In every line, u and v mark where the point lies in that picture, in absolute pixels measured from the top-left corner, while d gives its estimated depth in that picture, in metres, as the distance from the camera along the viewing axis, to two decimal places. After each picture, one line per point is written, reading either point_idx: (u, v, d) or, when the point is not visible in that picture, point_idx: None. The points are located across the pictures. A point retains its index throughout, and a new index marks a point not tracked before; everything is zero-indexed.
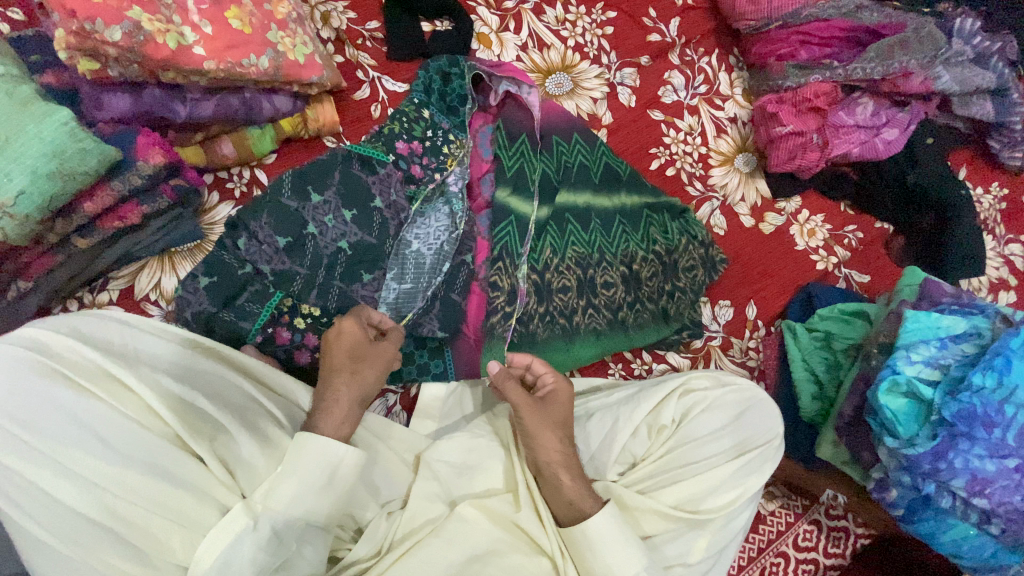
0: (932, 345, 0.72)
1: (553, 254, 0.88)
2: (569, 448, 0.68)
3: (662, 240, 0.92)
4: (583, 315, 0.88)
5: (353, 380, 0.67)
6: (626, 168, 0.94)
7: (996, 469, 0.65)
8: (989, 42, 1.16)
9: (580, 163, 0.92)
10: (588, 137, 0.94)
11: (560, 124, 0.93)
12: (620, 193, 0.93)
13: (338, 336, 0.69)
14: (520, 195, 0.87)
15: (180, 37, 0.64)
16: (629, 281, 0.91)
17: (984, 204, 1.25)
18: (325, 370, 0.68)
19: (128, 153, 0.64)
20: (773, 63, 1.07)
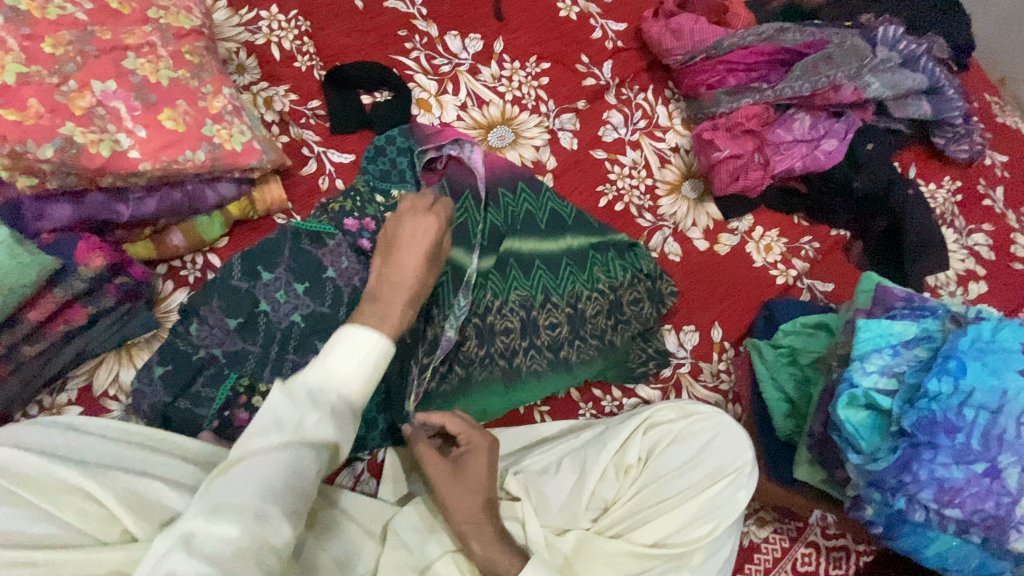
0: (885, 353, 0.72)
1: (495, 298, 0.89)
2: (483, 517, 0.65)
3: (605, 278, 0.94)
4: (525, 357, 0.88)
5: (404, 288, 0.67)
6: (568, 212, 0.97)
7: (964, 477, 0.63)
8: (914, 45, 1.20)
9: (526, 213, 0.95)
10: (532, 185, 0.98)
11: (501, 177, 0.97)
12: (567, 235, 0.95)
13: (417, 231, 0.71)
14: (461, 243, 0.89)
15: (115, 144, 0.68)
16: (575, 321, 0.91)
17: (939, 199, 1.25)
18: (400, 246, 0.70)
19: (68, 258, 0.66)
20: (704, 93, 1.11)
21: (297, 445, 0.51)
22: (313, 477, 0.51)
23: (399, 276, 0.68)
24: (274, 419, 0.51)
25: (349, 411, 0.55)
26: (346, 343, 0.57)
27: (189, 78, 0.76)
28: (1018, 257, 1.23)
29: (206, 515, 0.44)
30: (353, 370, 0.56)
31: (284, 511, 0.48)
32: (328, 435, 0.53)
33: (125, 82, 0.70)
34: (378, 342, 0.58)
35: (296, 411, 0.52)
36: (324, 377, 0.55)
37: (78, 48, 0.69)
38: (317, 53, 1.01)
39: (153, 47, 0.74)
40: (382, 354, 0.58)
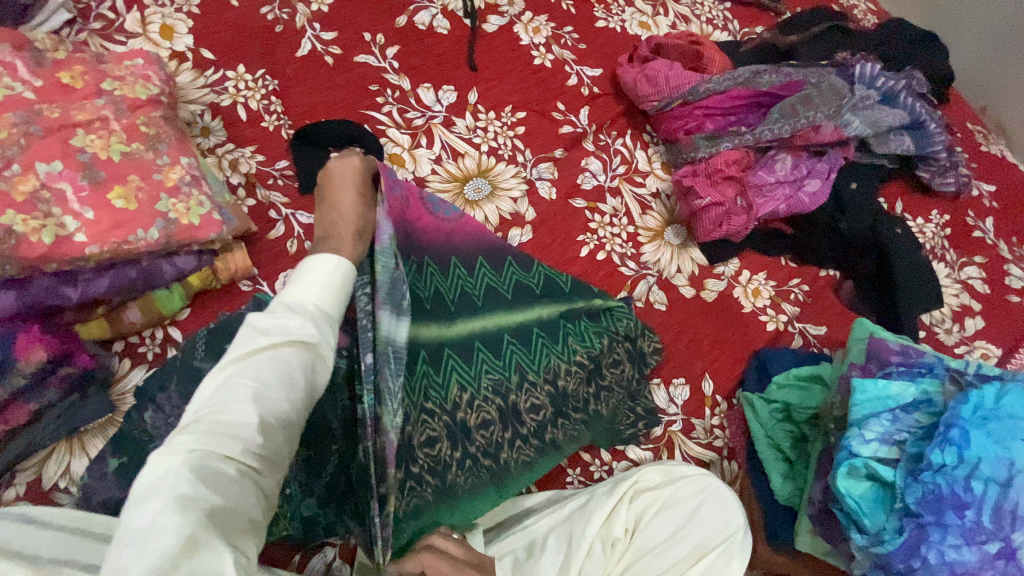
0: (883, 419, 0.67)
1: (462, 391, 0.77)
2: None
3: (582, 349, 0.87)
4: (511, 450, 0.81)
5: (352, 225, 0.58)
6: (540, 280, 0.87)
7: (977, 559, 0.58)
8: (893, 81, 1.18)
9: (487, 288, 0.81)
10: (495, 259, 0.84)
11: (461, 244, 0.79)
12: (538, 307, 0.86)
13: (346, 171, 0.61)
14: (416, 327, 0.69)
15: (60, 228, 0.64)
16: (556, 399, 0.85)
17: (928, 233, 1.22)
18: (333, 196, 0.59)
19: (7, 352, 0.63)
20: (682, 138, 1.10)
21: (285, 345, 0.45)
22: (308, 378, 0.45)
23: (343, 216, 0.58)
24: (256, 328, 0.45)
25: (331, 316, 0.49)
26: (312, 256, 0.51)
27: (144, 151, 0.72)
28: (1013, 290, 1.20)
29: (217, 431, 0.39)
30: (329, 278, 0.50)
31: (280, 420, 0.42)
32: (313, 337, 0.46)
33: (72, 161, 0.67)
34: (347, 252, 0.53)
35: (274, 321, 0.46)
36: (298, 290, 0.49)
37: (22, 129, 0.66)
38: (285, 111, 0.99)
39: (105, 121, 0.71)
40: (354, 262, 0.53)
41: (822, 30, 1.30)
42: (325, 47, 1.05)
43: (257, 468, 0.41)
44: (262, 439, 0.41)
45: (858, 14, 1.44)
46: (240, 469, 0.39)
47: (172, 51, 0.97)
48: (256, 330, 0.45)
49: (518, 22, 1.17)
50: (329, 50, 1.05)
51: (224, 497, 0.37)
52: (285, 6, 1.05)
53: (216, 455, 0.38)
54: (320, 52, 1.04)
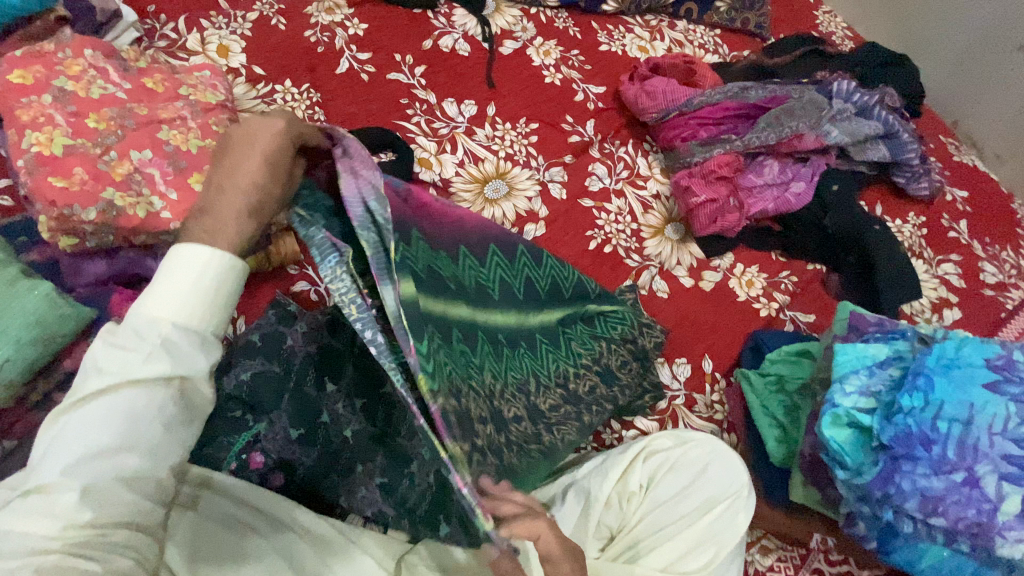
0: (862, 373, 0.77)
1: (495, 381, 0.71)
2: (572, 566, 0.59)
3: (586, 352, 0.89)
4: (556, 432, 0.84)
5: (247, 191, 0.50)
6: (543, 281, 0.82)
7: (944, 486, 0.67)
8: (869, 96, 1.31)
9: (501, 282, 0.75)
10: (510, 252, 0.77)
11: (470, 231, 0.71)
12: (539, 308, 0.82)
13: (249, 133, 0.51)
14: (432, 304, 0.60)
15: (150, 206, 0.74)
16: (570, 400, 0.86)
17: (907, 233, 1.33)
18: (227, 163, 0.50)
19: (104, 311, 0.71)
20: (679, 145, 1.23)
21: (125, 390, 0.45)
22: (156, 422, 0.45)
23: (238, 177, 0.50)
24: (98, 367, 0.45)
25: (192, 339, 0.47)
26: (168, 265, 0.47)
27: (216, 146, 0.82)
28: (986, 284, 1.30)
29: (42, 502, 0.42)
30: (183, 294, 0.47)
31: (124, 470, 0.44)
32: (160, 378, 0.45)
33: (159, 151, 0.78)
34: (204, 258, 0.47)
35: (120, 358, 0.45)
36: (151, 308, 0.47)
37: (118, 123, 0.77)
38: (327, 120, 1.12)
39: (183, 119, 0.82)
40: (221, 268, 0.48)
41: (803, 54, 1.44)
42: (361, 65, 1.18)
43: (96, 528, 0.43)
44: (93, 495, 0.43)
45: (835, 40, 1.59)
46: (73, 536, 0.42)
47: (229, 67, 1.10)
48: (102, 365, 0.45)
49: (530, 45, 1.31)
50: (364, 68, 1.18)
51: (54, 565, 0.41)
52: (326, 30, 1.19)
53: (41, 525, 0.42)
54: (357, 70, 1.18)
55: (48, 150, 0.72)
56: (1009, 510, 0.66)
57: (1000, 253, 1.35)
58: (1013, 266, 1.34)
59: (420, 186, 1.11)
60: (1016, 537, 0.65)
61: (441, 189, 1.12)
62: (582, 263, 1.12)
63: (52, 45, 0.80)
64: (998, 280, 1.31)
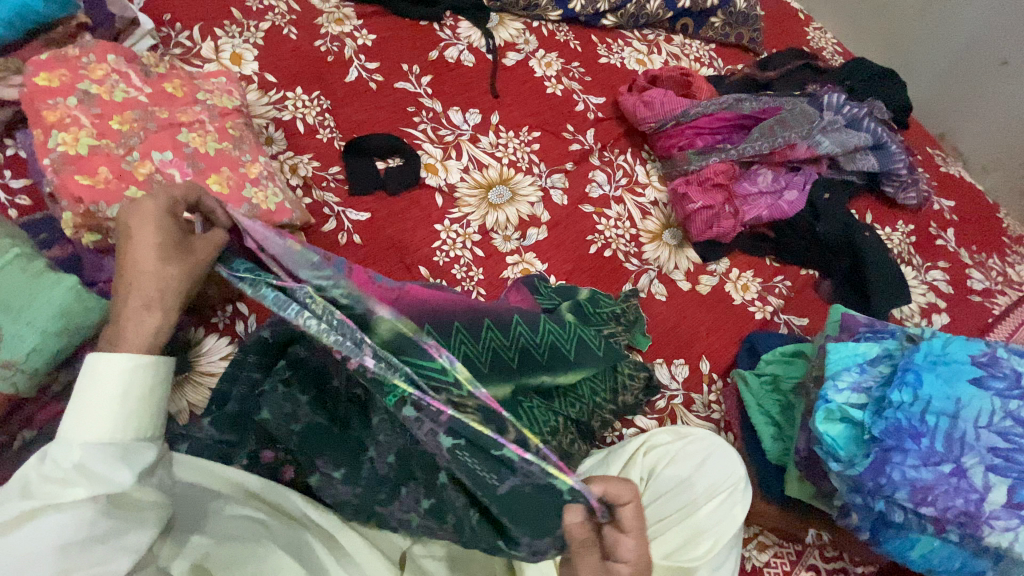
0: (853, 371, 0.80)
1: None
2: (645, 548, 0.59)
3: (551, 418, 0.85)
4: None
5: (146, 275, 0.59)
6: (541, 350, 0.85)
7: (933, 476, 0.70)
8: (857, 109, 1.36)
9: (491, 352, 0.81)
10: (501, 321, 0.83)
11: (435, 310, 0.77)
12: (542, 373, 0.85)
13: (139, 228, 0.60)
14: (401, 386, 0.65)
15: None
16: None
17: (896, 240, 1.37)
18: (129, 260, 0.59)
19: None
20: (676, 154, 1.27)
21: (48, 513, 0.49)
22: (89, 539, 0.50)
23: (136, 267, 0.59)
24: (24, 493, 0.50)
25: (110, 451, 0.54)
26: (88, 386, 0.55)
27: (232, 149, 0.87)
28: (974, 291, 1.34)
29: None
30: (105, 413, 0.55)
31: None
32: (83, 496, 0.51)
33: (179, 153, 0.82)
34: (120, 373, 0.55)
35: (44, 484, 0.50)
36: (73, 435, 0.53)
37: (141, 125, 0.81)
38: (337, 126, 1.15)
39: (202, 123, 0.86)
40: (135, 376, 0.56)
41: (794, 68, 1.50)
42: (369, 74, 1.22)
43: None
44: None
45: (825, 55, 1.65)
46: None
47: (242, 74, 1.14)
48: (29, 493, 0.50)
49: (533, 57, 1.36)
50: (372, 77, 1.22)
51: None
52: (335, 40, 1.23)
53: None
54: (365, 79, 1.21)
55: (73, 150, 0.75)
56: (996, 500, 0.69)
57: (986, 260, 1.39)
58: (999, 273, 1.38)
59: (426, 190, 1.14)
60: (1002, 526, 0.68)
61: (446, 194, 1.15)
62: (583, 267, 1.16)
63: (76, 50, 0.83)
64: (985, 286, 1.35)
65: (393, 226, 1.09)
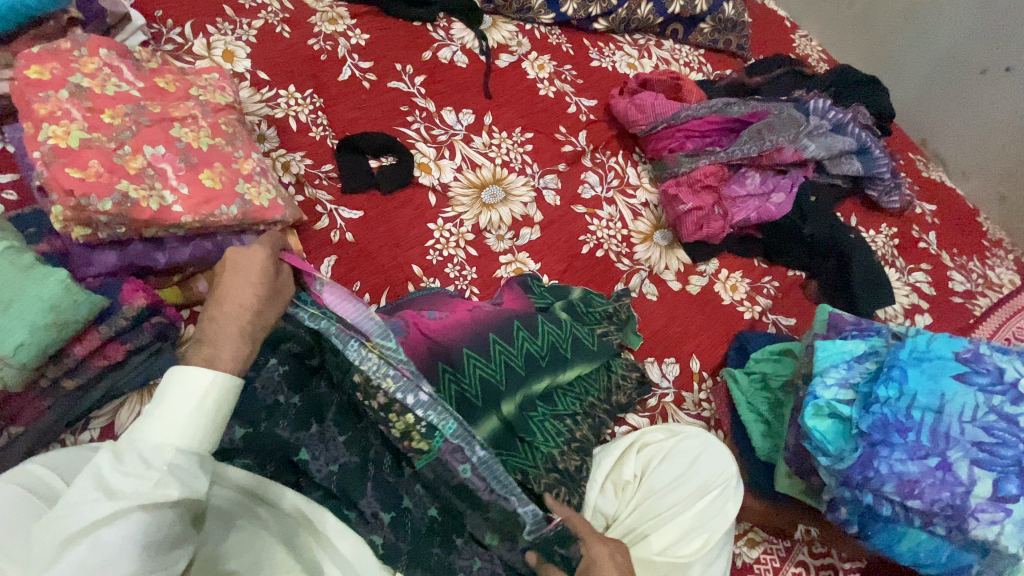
0: (841, 367, 0.82)
1: None
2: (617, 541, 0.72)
3: (564, 422, 0.86)
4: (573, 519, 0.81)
5: (254, 307, 0.62)
6: (543, 352, 0.88)
7: (919, 470, 0.72)
8: (842, 114, 1.39)
9: (504, 364, 0.84)
10: (505, 332, 0.87)
11: (446, 342, 0.83)
12: (544, 378, 0.87)
13: (234, 267, 0.63)
14: None
15: (161, 199, 0.77)
16: (565, 483, 0.81)
17: (879, 242, 1.40)
18: (223, 294, 0.62)
19: (115, 299, 0.73)
20: (666, 156, 1.29)
21: (136, 513, 0.49)
22: (165, 542, 0.50)
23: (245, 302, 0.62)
24: (108, 492, 0.49)
25: (197, 460, 0.53)
26: (174, 391, 0.53)
27: (225, 144, 0.87)
28: (955, 292, 1.37)
29: None
30: (182, 422, 0.53)
31: None
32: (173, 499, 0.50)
33: (171, 147, 0.82)
34: (211, 385, 0.54)
35: (132, 482, 0.50)
36: (151, 438, 0.52)
37: (133, 119, 0.80)
38: (329, 125, 1.15)
39: (194, 118, 0.86)
40: (221, 388, 0.55)
41: (781, 73, 1.53)
42: (362, 73, 1.22)
43: None
44: None
45: (811, 62, 1.69)
46: None
47: (234, 71, 1.14)
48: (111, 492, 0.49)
49: (525, 59, 1.37)
50: (366, 76, 1.22)
51: None
52: (329, 39, 1.23)
53: None
54: (359, 78, 1.21)
55: (64, 143, 0.74)
56: (980, 493, 0.71)
57: (967, 263, 1.43)
58: (979, 275, 1.42)
59: (420, 189, 1.14)
60: (987, 519, 0.70)
61: (439, 193, 1.15)
62: (575, 267, 1.16)
63: (68, 43, 0.82)
64: (966, 288, 1.38)
65: (387, 225, 1.09)
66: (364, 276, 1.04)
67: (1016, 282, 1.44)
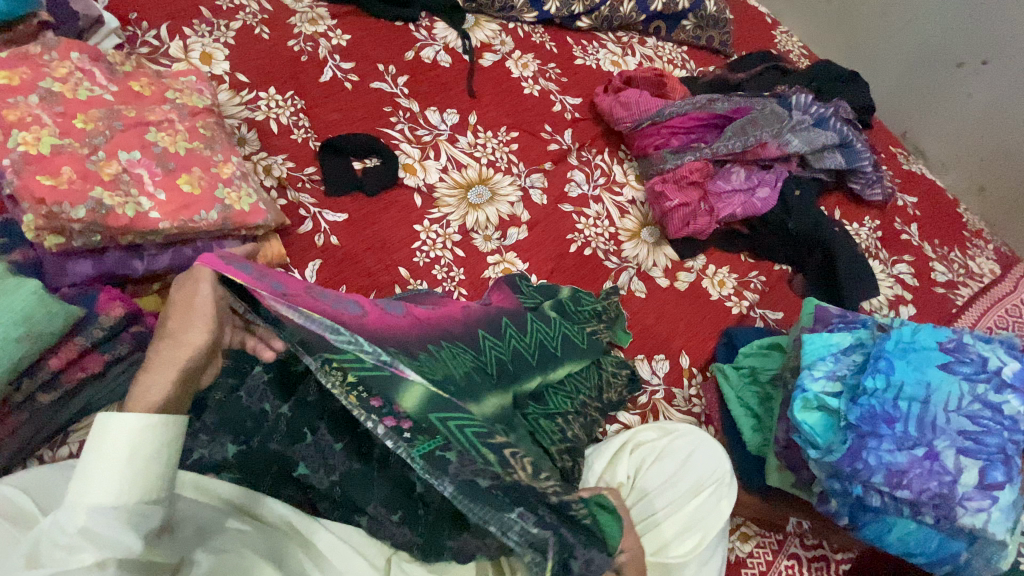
0: (828, 360, 0.82)
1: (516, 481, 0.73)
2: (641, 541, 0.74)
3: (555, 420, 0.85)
4: None
5: (171, 328, 0.63)
6: (532, 351, 0.86)
7: (907, 460, 0.73)
8: (824, 108, 1.40)
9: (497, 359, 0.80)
10: (494, 328, 0.84)
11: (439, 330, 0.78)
12: (535, 374, 0.84)
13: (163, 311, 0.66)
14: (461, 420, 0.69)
15: (138, 206, 0.75)
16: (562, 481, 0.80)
17: (863, 235, 1.41)
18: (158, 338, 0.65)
19: (91, 308, 0.72)
20: (652, 153, 1.29)
21: None
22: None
23: (166, 327, 0.63)
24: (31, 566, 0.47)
25: (117, 514, 0.51)
26: (97, 445, 0.53)
27: (204, 148, 0.85)
28: (937, 282, 1.39)
29: None
30: (103, 475, 0.52)
31: None
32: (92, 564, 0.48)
33: (147, 152, 0.80)
34: (129, 432, 0.54)
35: (53, 552, 0.47)
36: (78, 497, 0.51)
37: (107, 124, 0.78)
38: (312, 127, 1.13)
39: (171, 122, 0.84)
40: (137, 435, 0.54)
41: (763, 70, 1.54)
42: (344, 75, 1.21)
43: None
44: None
45: (792, 57, 1.70)
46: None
47: (212, 73, 1.12)
48: (38, 562, 0.47)
49: (509, 58, 1.36)
50: (348, 77, 1.21)
51: None
52: (309, 40, 1.21)
53: None
54: (340, 79, 1.20)
55: (34, 149, 0.72)
56: (967, 482, 0.72)
57: (948, 254, 1.45)
58: (960, 266, 1.44)
59: (405, 190, 1.13)
60: (975, 507, 0.71)
61: (425, 194, 1.14)
62: (564, 266, 1.16)
63: (38, 46, 0.80)
64: (948, 278, 1.40)
65: (372, 227, 1.08)
66: (351, 279, 1.03)
67: (996, 271, 1.47)
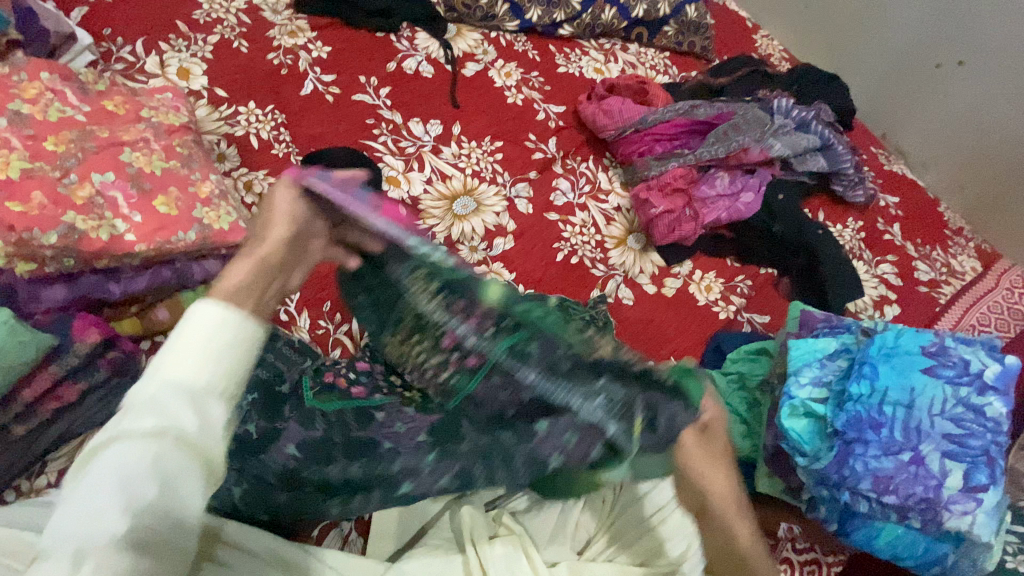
0: (813, 366, 0.83)
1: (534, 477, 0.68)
2: (736, 481, 0.64)
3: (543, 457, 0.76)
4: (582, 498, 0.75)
5: (260, 233, 0.58)
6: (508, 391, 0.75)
7: (893, 465, 0.73)
8: (805, 112, 1.42)
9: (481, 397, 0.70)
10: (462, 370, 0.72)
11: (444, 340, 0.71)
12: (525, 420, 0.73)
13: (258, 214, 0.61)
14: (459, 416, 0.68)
15: (113, 229, 0.74)
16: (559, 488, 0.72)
17: (847, 236, 1.43)
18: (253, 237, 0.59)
19: (65, 336, 0.70)
20: (636, 160, 1.30)
21: (111, 449, 0.40)
22: None
23: (265, 230, 0.59)
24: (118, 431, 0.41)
25: (184, 394, 0.43)
26: (182, 329, 0.45)
27: (180, 167, 0.83)
28: (920, 281, 1.40)
29: None
30: (198, 355, 0.44)
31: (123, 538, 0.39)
32: (152, 429, 0.41)
33: (121, 173, 0.78)
34: (215, 317, 0.46)
35: (123, 420, 0.41)
36: (161, 367, 0.44)
37: (79, 146, 0.77)
38: (293, 140, 1.12)
39: (146, 142, 0.82)
40: (217, 321, 0.46)
41: (745, 74, 1.55)
42: (325, 87, 1.19)
43: None
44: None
45: (773, 61, 1.72)
46: None
47: (190, 89, 1.10)
48: (94, 454, 0.41)
49: (492, 68, 1.36)
50: (329, 90, 1.19)
51: None
52: (289, 53, 1.20)
53: None
54: (321, 92, 1.19)
55: (4, 175, 0.71)
56: (953, 485, 0.72)
57: (930, 252, 1.47)
58: (942, 264, 1.46)
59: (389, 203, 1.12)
60: (960, 510, 0.71)
61: (410, 207, 1.13)
62: (551, 275, 1.16)
63: (6, 69, 0.78)
64: (930, 277, 1.42)
65: None
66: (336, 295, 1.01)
67: (977, 268, 1.48)
